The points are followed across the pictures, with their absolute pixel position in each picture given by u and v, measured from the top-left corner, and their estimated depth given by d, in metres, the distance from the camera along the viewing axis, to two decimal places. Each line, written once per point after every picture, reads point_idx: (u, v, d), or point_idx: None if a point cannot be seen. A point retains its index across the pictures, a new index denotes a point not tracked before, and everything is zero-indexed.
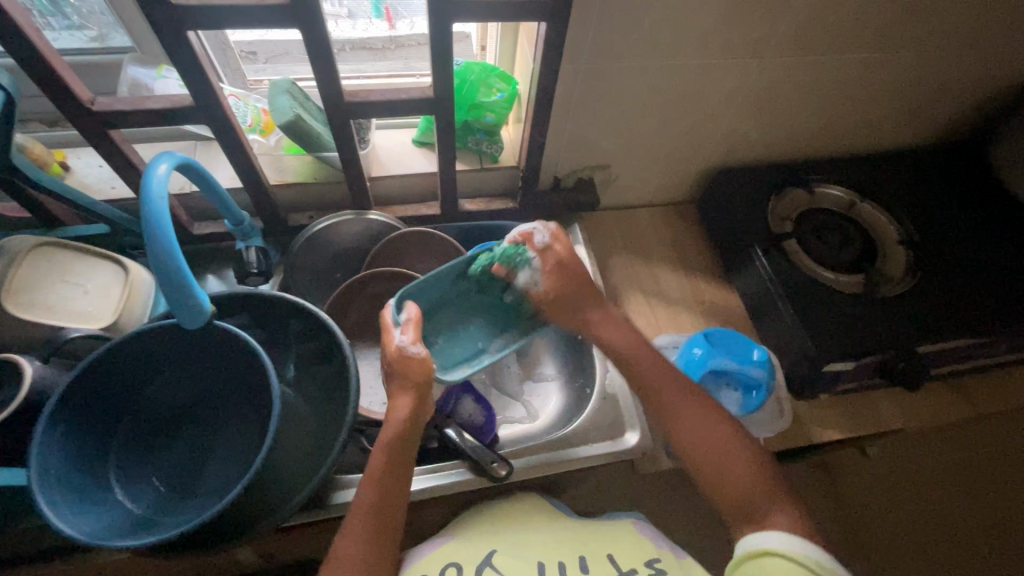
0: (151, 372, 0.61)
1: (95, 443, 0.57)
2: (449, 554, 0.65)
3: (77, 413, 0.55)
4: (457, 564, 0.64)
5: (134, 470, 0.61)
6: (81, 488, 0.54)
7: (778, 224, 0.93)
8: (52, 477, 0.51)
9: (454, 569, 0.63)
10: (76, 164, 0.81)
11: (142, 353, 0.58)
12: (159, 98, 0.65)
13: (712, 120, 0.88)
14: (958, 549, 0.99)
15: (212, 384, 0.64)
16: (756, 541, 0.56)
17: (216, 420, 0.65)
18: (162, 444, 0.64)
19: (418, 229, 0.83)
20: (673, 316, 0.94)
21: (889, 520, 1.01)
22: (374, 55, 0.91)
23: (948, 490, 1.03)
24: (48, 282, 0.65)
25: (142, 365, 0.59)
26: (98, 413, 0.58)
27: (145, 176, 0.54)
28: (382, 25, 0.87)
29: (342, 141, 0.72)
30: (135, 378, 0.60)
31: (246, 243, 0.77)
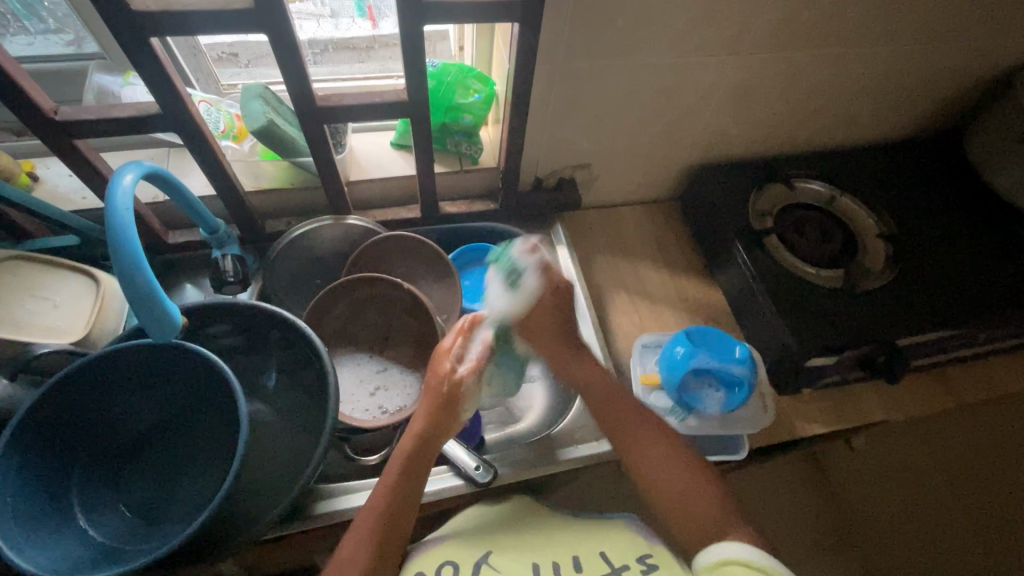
0: (117, 396, 0.59)
1: (57, 472, 0.56)
2: (449, 553, 0.63)
3: (37, 443, 0.53)
4: (455, 562, 0.62)
5: (97, 496, 0.59)
6: (40, 518, 0.52)
7: (759, 220, 0.93)
8: (10, 510, 0.49)
9: (450, 568, 0.61)
10: (45, 174, 0.79)
11: (103, 378, 0.57)
12: (124, 106, 0.63)
13: (692, 117, 0.88)
14: (951, 541, 0.99)
15: (181, 406, 0.63)
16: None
17: (187, 441, 0.63)
18: (129, 467, 0.62)
19: (398, 233, 0.82)
20: (657, 314, 0.94)
21: (878, 514, 1.02)
22: (358, 56, 0.90)
23: (936, 483, 1.03)
24: (15, 297, 0.63)
25: (105, 391, 0.58)
26: (60, 440, 0.56)
27: (111, 187, 0.52)
28: (365, 25, 0.85)
29: (317, 146, 0.71)
30: (98, 403, 0.58)
31: (221, 251, 0.76)
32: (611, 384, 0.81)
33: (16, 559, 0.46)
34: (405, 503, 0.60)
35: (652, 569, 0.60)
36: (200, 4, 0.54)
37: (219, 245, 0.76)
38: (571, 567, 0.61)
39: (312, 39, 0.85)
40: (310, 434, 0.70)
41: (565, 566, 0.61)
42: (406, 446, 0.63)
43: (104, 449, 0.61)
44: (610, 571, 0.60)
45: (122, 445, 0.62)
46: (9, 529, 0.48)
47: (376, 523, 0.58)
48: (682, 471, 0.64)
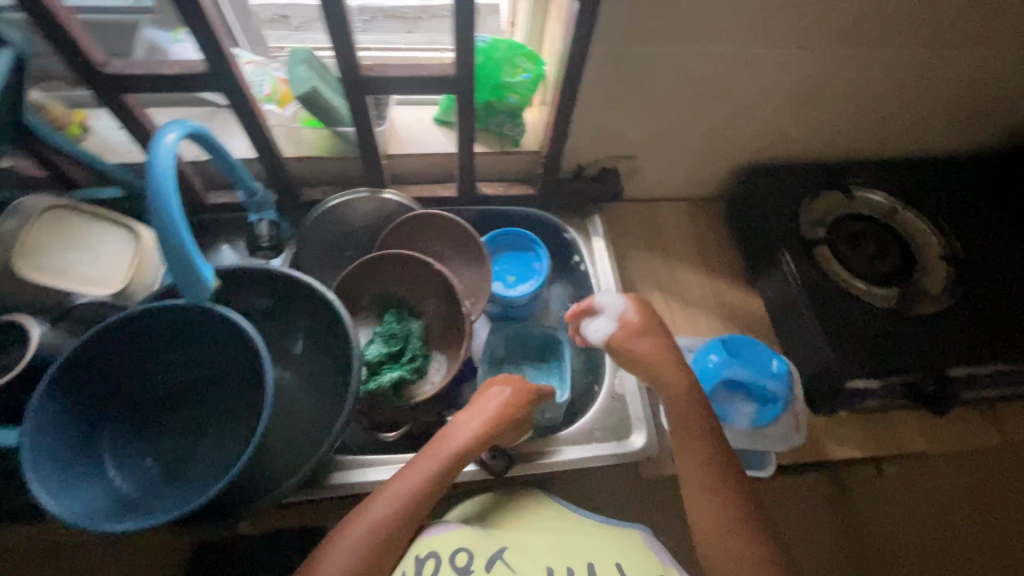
0: (146, 355, 0.60)
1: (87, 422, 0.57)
2: (466, 538, 0.62)
3: (72, 393, 0.55)
4: (469, 548, 0.61)
5: (126, 447, 0.60)
6: (73, 463, 0.54)
7: (810, 229, 0.88)
8: (46, 451, 0.52)
9: (467, 555, 0.60)
10: (96, 126, 0.80)
11: (133, 335, 0.57)
12: (172, 64, 0.62)
13: (749, 113, 0.83)
14: None
15: (207, 369, 0.63)
16: None
17: (210, 404, 0.65)
18: (157, 422, 0.63)
19: (431, 211, 0.81)
20: (691, 317, 0.91)
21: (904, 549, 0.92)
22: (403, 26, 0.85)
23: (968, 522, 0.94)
24: (56, 245, 0.64)
25: (136, 349, 0.59)
26: (92, 391, 0.57)
27: (154, 145, 0.52)
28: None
29: (358, 117, 0.70)
30: (130, 360, 0.59)
31: (257, 215, 0.77)
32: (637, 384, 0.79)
33: (51, 505, 0.48)
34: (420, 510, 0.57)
35: None
36: None
37: (257, 208, 0.76)
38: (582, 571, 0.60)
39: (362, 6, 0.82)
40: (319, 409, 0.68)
41: (577, 570, 0.60)
42: (416, 484, 0.57)
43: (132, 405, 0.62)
44: None
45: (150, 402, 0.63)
46: (43, 476, 0.50)
47: (384, 522, 0.55)
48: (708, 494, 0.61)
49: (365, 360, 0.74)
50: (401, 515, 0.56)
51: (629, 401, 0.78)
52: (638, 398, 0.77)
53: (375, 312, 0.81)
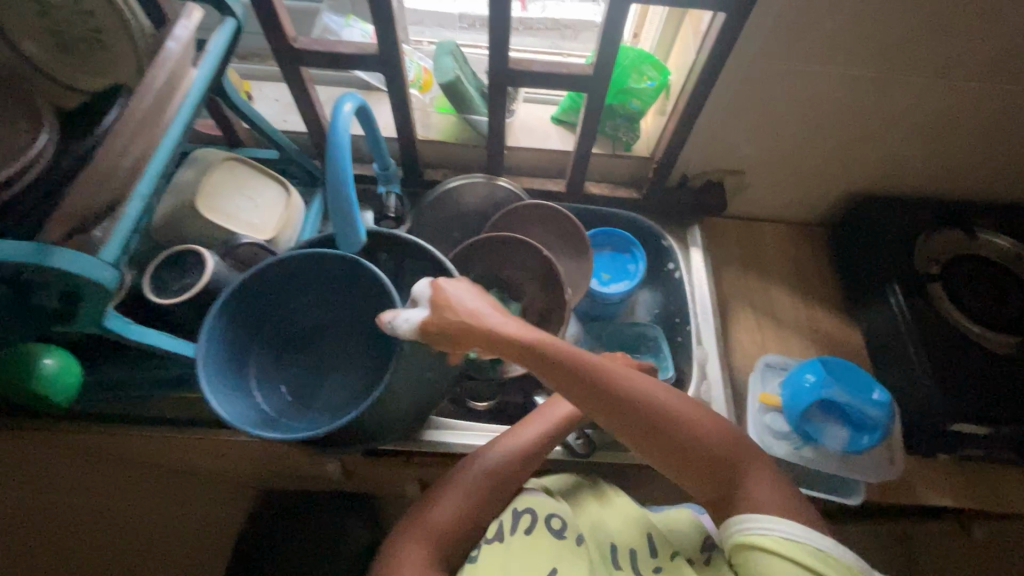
0: (303, 291, 0.68)
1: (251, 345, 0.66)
2: (547, 505, 0.60)
3: (245, 318, 0.64)
4: (563, 515, 0.59)
5: (266, 368, 0.68)
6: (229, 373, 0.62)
7: (923, 264, 0.85)
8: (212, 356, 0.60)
9: (554, 522, 0.59)
10: (258, 95, 0.91)
11: (299, 274, 0.66)
12: (346, 44, 0.71)
13: (874, 140, 0.82)
14: None
15: (343, 310, 0.70)
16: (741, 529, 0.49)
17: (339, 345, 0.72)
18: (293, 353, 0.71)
19: (542, 202, 0.86)
20: (783, 339, 0.90)
21: None
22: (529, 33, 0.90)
23: None
24: (229, 192, 0.74)
25: (297, 284, 0.67)
26: (257, 319, 0.67)
27: (335, 111, 0.60)
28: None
29: (494, 107, 0.76)
30: (290, 294, 0.68)
31: (387, 187, 0.84)
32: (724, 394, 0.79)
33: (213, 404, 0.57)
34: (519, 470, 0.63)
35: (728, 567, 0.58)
36: None
37: (386, 181, 0.83)
38: (647, 554, 0.58)
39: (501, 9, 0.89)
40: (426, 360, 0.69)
41: (641, 552, 0.58)
42: (520, 448, 0.63)
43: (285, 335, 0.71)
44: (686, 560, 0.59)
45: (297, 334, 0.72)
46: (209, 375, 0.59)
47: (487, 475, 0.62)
48: None
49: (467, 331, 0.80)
50: (504, 471, 0.62)
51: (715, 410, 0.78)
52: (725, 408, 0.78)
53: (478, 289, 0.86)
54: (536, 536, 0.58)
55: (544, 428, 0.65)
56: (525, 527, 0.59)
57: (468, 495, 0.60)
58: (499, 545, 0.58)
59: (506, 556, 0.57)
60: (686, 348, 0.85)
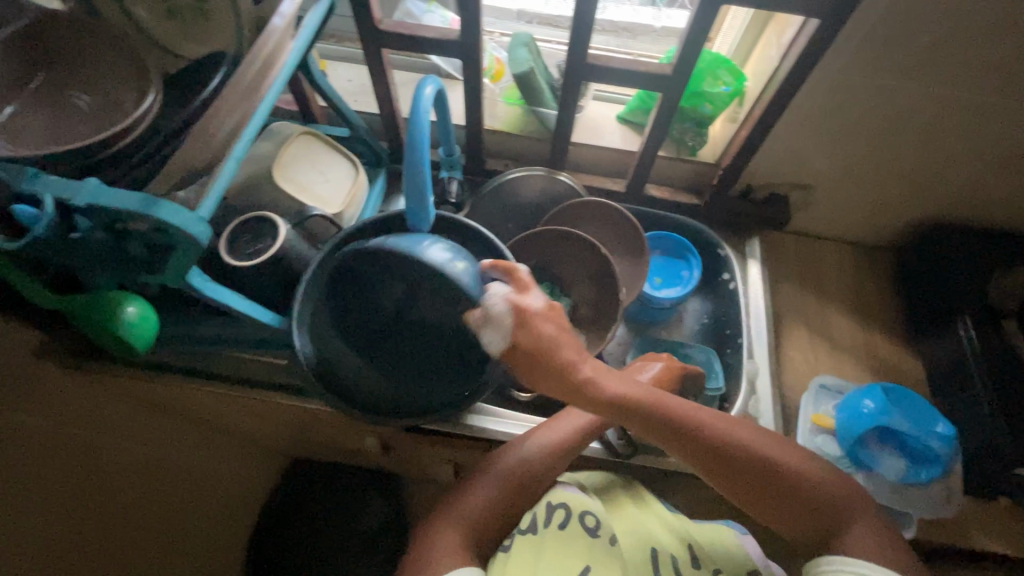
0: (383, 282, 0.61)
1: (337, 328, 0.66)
2: (584, 502, 0.59)
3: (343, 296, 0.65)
4: (596, 512, 0.58)
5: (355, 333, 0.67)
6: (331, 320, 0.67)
7: (1000, 298, 0.80)
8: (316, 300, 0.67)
9: (592, 518, 0.58)
10: (333, 74, 0.94)
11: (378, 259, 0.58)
12: (428, 29, 0.72)
13: (962, 162, 0.78)
14: None
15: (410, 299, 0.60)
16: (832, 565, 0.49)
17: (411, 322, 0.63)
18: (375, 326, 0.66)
19: (603, 200, 0.85)
20: (837, 360, 0.86)
21: None
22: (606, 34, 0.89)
23: None
24: (302, 163, 0.76)
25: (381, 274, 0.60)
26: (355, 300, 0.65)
27: (416, 94, 0.60)
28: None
29: (566, 101, 0.76)
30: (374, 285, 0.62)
31: (449, 173, 0.85)
32: (772, 411, 0.77)
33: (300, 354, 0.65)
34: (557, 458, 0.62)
35: None
36: None
37: (449, 167, 0.85)
38: (690, 564, 0.57)
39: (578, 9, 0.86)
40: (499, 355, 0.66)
41: (683, 561, 0.57)
42: (561, 439, 0.63)
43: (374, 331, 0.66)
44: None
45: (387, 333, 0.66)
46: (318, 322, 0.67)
47: (523, 466, 0.61)
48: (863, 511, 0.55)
49: None
50: (544, 460, 0.62)
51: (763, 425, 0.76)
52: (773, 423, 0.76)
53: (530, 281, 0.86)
54: (571, 533, 0.56)
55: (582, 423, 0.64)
56: (559, 522, 0.57)
57: (506, 480, 0.60)
58: (531, 538, 0.56)
59: (538, 548, 0.55)
60: (736, 360, 0.83)
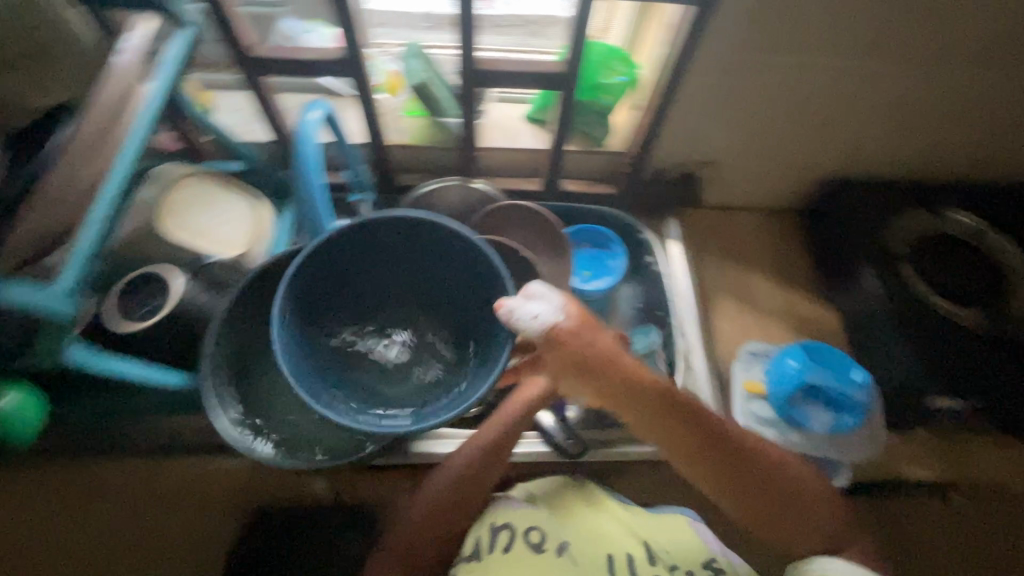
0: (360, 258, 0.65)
1: (307, 290, 0.61)
2: (533, 518, 0.59)
3: (309, 283, 0.61)
4: (542, 526, 0.59)
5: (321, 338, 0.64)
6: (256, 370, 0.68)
7: (896, 245, 0.86)
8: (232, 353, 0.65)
9: (538, 535, 0.58)
10: (221, 104, 0.87)
11: (426, 239, 0.62)
12: (309, 50, 0.69)
13: (843, 123, 0.83)
14: None
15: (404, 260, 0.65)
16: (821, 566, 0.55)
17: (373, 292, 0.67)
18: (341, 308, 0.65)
19: (520, 203, 0.85)
20: (764, 325, 0.91)
21: None
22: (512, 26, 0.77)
23: None
24: (193, 208, 0.71)
25: (358, 250, 0.63)
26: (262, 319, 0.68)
27: (300, 122, 0.58)
28: None
29: (466, 108, 0.74)
30: (429, 275, 0.66)
31: (359, 194, 0.81)
32: (708, 385, 0.80)
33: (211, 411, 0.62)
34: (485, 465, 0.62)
35: None
36: None
37: (359, 189, 0.81)
38: (644, 560, 0.58)
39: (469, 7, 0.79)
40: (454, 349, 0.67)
41: (638, 558, 0.58)
42: (473, 454, 0.63)
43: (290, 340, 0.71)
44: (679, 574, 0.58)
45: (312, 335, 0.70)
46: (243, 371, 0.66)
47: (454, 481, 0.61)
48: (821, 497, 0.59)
49: None
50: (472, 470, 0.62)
51: (702, 400, 0.79)
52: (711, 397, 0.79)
53: None
54: (514, 554, 0.57)
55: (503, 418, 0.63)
56: (503, 545, 0.58)
57: (428, 514, 0.60)
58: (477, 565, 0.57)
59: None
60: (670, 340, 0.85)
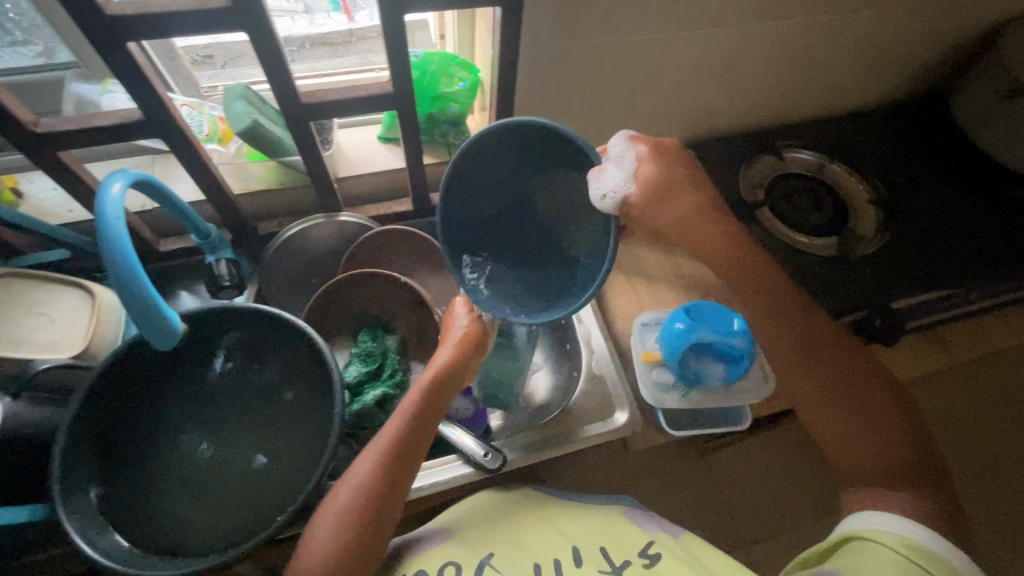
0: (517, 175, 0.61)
1: (452, 222, 0.62)
2: (449, 552, 0.60)
3: (457, 206, 0.62)
4: (457, 561, 0.59)
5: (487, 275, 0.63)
6: (111, 474, 0.59)
7: (750, 192, 0.92)
8: (78, 469, 0.56)
9: (452, 569, 0.59)
10: (30, 189, 0.77)
11: (511, 144, 0.59)
12: (104, 115, 0.62)
13: (683, 91, 0.85)
14: (1006, 489, 0.95)
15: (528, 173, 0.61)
16: (858, 521, 0.51)
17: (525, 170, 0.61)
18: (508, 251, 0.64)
19: (392, 227, 0.82)
20: (655, 292, 0.90)
21: (973, 468, 0.96)
22: (336, 51, 0.85)
23: (988, 426, 0.98)
24: (11, 314, 0.64)
25: (474, 178, 0.61)
26: (105, 428, 0.60)
27: (99, 196, 0.51)
28: (340, 19, 0.81)
29: (304, 144, 0.70)
30: (550, 194, 0.61)
31: (215, 255, 0.76)
32: (612, 365, 0.82)
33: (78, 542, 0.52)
34: (400, 462, 0.57)
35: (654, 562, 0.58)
36: (178, 3, 0.52)
37: (213, 249, 0.76)
38: (572, 563, 0.59)
39: (289, 36, 0.80)
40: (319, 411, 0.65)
41: (565, 561, 0.59)
42: (385, 450, 0.57)
43: (146, 446, 0.63)
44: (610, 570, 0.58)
45: (170, 435, 0.64)
46: (93, 477, 0.57)
47: (364, 484, 0.56)
48: (868, 422, 0.55)
49: (346, 382, 0.74)
50: (381, 472, 0.56)
51: (609, 379, 0.81)
52: (616, 374, 0.81)
53: (350, 333, 0.81)
54: None
55: (413, 410, 0.60)
56: None
57: (340, 524, 0.54)
58: None
59: None
60: (570, 329, 0.86)
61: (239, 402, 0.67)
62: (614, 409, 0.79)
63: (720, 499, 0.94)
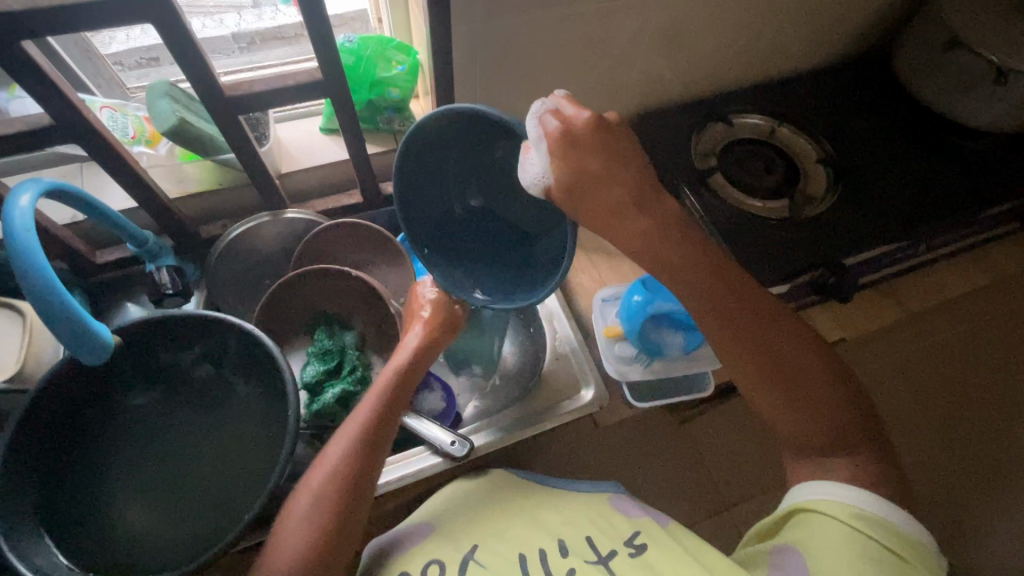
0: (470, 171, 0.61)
1: (408, 217, 0.61)
2: (432, 552, 0.59)
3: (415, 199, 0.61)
4: (440, 559, 0.58)
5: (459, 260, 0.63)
6: (58, 489, 0.57)
7: (702, 160, 0.92)
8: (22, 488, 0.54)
9: (435, 569, 0.57)
10: None
11: (460, 138, 0.58)
12: (11, 122, 0.58)
13: (626, 63, 0.85)
14: (954, 433, 1.01)
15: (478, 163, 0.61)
16: (803, 494, 0.53)
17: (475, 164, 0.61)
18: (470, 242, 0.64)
19: (341, 221, 0.79)
20: (616, 267, 0.90)
21: (923, 414, 1.01)
22: (288, 44, 0.84)
23: (936, 374, 1.03)
24: None
25: (431, 171, 0.60)
26: (43, 450, 0.57)
27: (6, 210, 0.48)
28: (290, 12, 0.78)
29: (236, 140, 0.67)
30: (502, 180, 0.62)
31: (155, 263, 0.73)
32: (576, 343, 0.81)
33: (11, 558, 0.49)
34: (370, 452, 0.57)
35: (640, 552, 0.57)
36: None
37: (152, 257, 0.73)
38: (557, 553, 0.58)
39: (237, 33, 0.79)
40: (273, 413, 0.64)
41: (550, 551, 0.58)
42: (360, 432, 0.57)
43: (93, 464, 0.61)
44: (596, 559, 0.57)
45: (119, 450, 0.62)
46: (38, 496, 0.55)
47: (332, 480, 0.54)
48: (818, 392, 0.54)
49: (304, 382, 0.73)
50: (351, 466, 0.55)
51: (574, 358, 0.81)
52: (581, 353, 0.80)
53: (306, 333, 0.79)
54: None
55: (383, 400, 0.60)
56: None
57: (316, 509, 0.52)
58: None
59: None
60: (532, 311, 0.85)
61: (191, 408, 0.65)
62: (580, 387, 0.78)
63: (694, 464, 0.96)
